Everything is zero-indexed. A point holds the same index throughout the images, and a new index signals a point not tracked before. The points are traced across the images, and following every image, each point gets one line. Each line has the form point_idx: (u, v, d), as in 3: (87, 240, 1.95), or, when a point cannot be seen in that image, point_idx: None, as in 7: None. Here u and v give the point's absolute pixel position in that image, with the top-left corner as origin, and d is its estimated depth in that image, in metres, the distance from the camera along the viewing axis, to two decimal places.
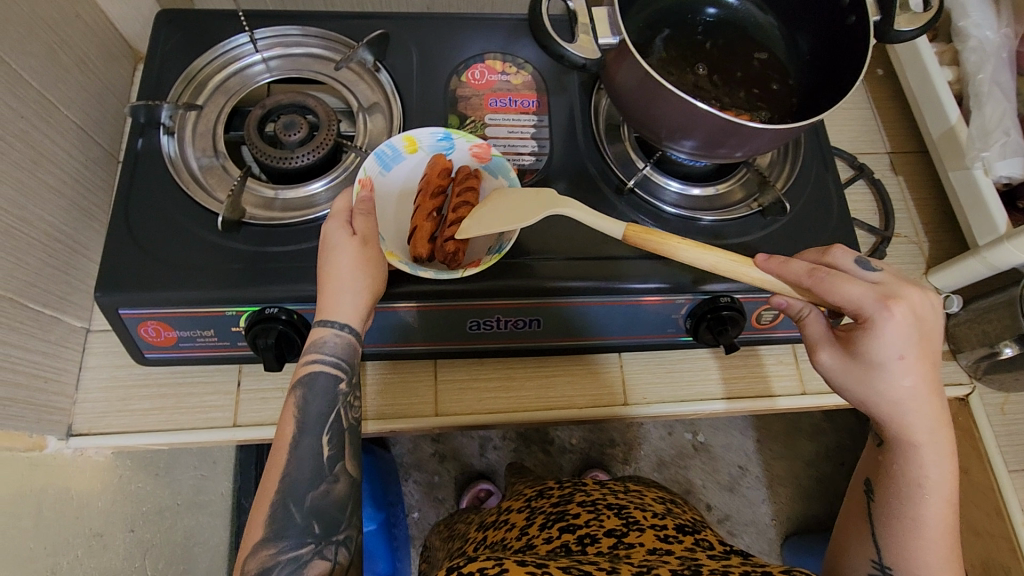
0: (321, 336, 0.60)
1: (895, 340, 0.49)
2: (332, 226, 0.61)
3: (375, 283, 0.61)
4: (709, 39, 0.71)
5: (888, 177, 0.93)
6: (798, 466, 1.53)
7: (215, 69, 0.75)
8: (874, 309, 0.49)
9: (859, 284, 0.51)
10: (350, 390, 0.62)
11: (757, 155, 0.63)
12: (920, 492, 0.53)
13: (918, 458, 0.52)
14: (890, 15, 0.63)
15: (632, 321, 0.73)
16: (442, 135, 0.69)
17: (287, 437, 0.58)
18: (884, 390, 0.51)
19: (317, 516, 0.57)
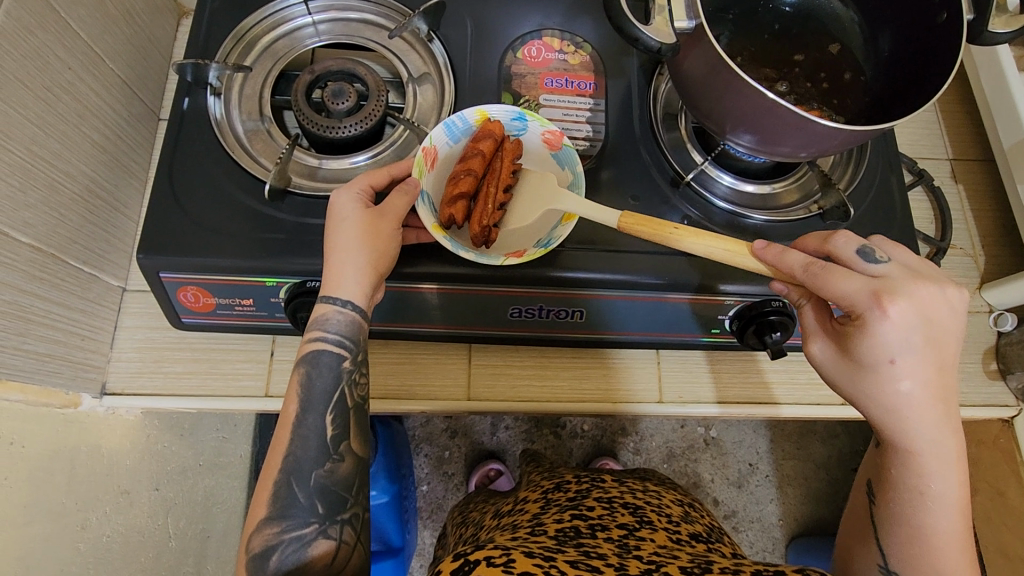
0: (325, 313, 0.59)
1: (889, 340, 0.47)
2: (342, 196, 0.60)
3: (384, 262, 0.59)
4: (785, 29, 0.68)
5: (947, 185, 0.89)
6: (810, 469, 1.51)
7: (264, 29, 0.73)
8: (867, 308, 0.47)
9: (858, 278, 0.48)
10: (356, 368, 0.60)
11: (823, 156, 0.60)
12: (923, 498, 0.50)
13: (919, 464, 0.50)
14: (987, 15, 0.59)
15: (676, 318, 0.71)
16: (516, 115, 0.67)
17: (290, 416, 0.57)
18: (877, 391, 0.50)
19: (321, 496, 0.56)
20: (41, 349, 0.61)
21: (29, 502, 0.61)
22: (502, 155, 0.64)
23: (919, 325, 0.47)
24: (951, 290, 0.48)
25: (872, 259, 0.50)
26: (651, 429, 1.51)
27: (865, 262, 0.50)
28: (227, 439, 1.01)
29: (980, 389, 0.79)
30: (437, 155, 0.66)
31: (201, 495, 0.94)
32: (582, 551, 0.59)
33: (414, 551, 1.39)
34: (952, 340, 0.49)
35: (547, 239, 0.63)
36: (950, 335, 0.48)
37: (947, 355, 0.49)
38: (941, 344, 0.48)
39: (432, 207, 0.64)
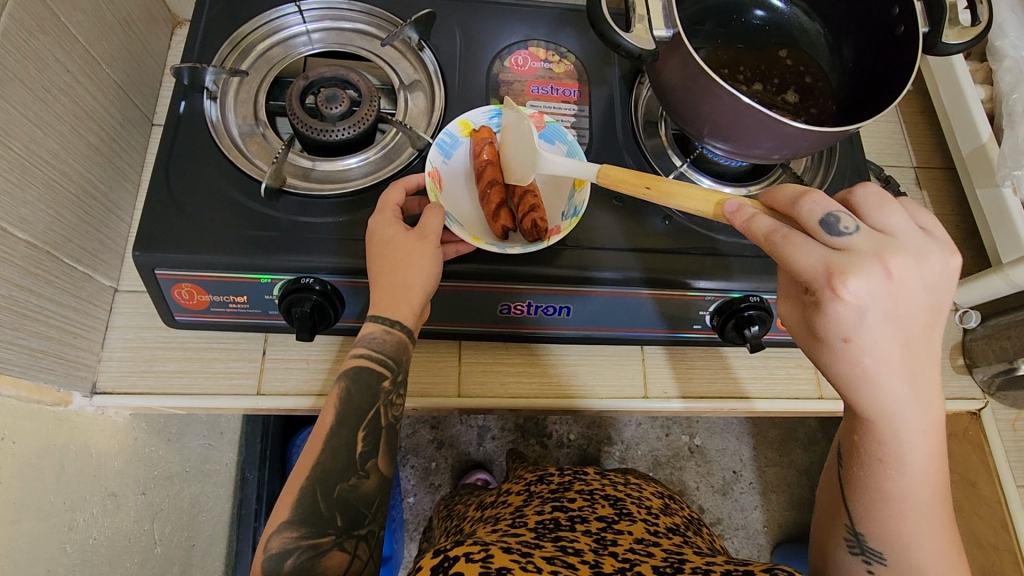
0: (369, 330, 0.62)
1: (844, 319, 0.45)
2: (380, 220, 0.62)
3: (428, 281, 0.61)
4: (755, 40, 0.73)
5: (912, 191, 0.94)
6: (792, 475, 1.54)
7: (258, 37, 0.75)
8: (824, 290, 0.45)
9: (816, 254, 0.46)
10: (394, 389, 0.62)
11: (796, 158, 0.63)
12: (886, 467, 0.51)
13: (879, 436, 0.50)
14: (939, 28, 0.64)
15: (660, 314, 0.74)
16: (493, 112, 0.71)
17: (326, 428, 0.59)
18: (835, 368, 0.48)
19: (342, 510, 0.57)
20: (35, 345, 0.62)
21: (18, 500, 0.60)
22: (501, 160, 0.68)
23: (886, 300, 0.45)
24: (927, 258, 0.46)
25: (838, 228, 0.46)
26: (636, 437, 1.53)
27: (830, 232, 0.47)
28: (214, 447, 1.00)
29: (948, 383, 0.85)
30: (442, 174, 0.68)
31: (186, 502, 0.93)
32: (558, 546, 0.61)
33: (401, 563, 1.37)
34: (927, 307, 0.46)
35: (572, 208, 0.68)
36: (926, 302, 0.46)
37: (915, 326, 0.46)
38: (909, 317, 0.46)
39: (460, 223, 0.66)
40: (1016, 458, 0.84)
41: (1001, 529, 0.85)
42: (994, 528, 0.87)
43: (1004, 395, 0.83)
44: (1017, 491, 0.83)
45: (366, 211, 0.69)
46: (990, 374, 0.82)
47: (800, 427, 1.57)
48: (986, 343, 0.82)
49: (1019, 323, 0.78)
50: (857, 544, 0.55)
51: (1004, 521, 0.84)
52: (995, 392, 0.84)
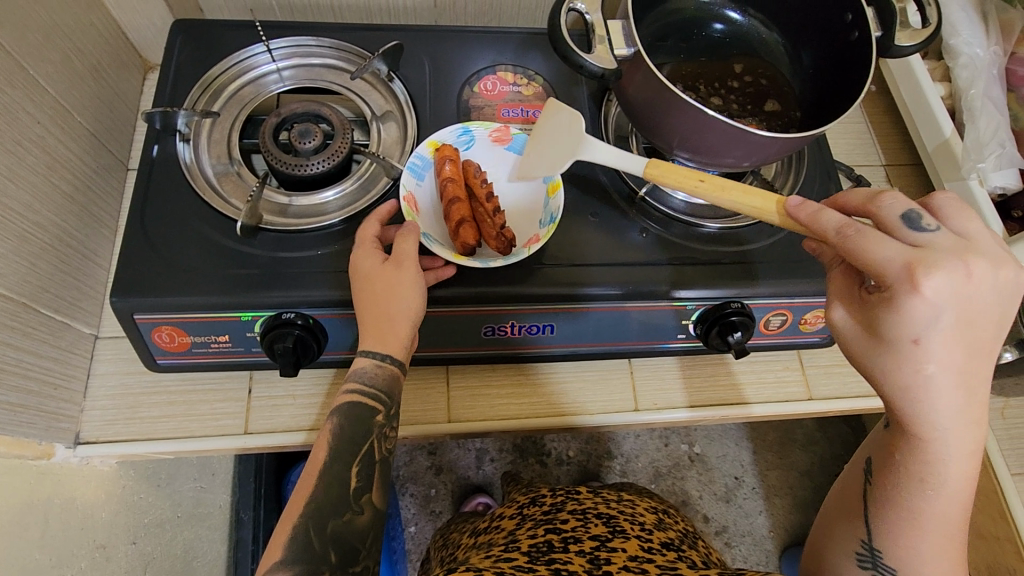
0: (360, 364, 0.62)
1: (916, 321, 0.46)
2: (360, 253, 0.63)
3: (413, 310, 0.61)
4: (716, 52, 0.75)
5: (883, 189, 0.96)
6: (793, 477, 1.54)
7: (227, 77, 0.76)
8: (902, 286, 0.45)
9: (895, 248, 0.46)
10: (387, 421, 0.62)
11: (766, 164, 0.64)
12: (925, 486, 0.53)
13: (925, 455, 0.51)
14: (891, 31, 0.66)
15: (644, 326, 0.74)
16: (460, 130, 0.72)
17: (319, 463, 0.58)
18: (898, 373, 0.48)
19: (336, 545, 0.57)
20: (13, 399, 0.61)
21: None
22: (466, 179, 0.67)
23: (958, 305, 0.45)
24: (1007, 270, 0.47)
25: (919, 225, 0.48)
26: (635, 449, 1.53)
27: (911, 228, 0.48)
28: (207, 490, 0.97)
29: None
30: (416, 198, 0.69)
31: (180, 548, 0.91)
32: (553, 568, 0.60)
33: None
34: (996, 321, 0.47)
35: (548, 215, 0.70)
36: (993, 315, 0.47)
37: (980, 337, 0.47)
38: (979, 327, 0.47)
39: (440, 242, 0.67)
40: (1008, 446, 0.84)
41: (1001, 519, 0.85)
42: (994, 519, 0.87)
43: None
44: (1012, 480, 0.83)
45: (344, 243, 0.69)
46: None
47: (798, 428, 1.57)
48: None
49: None
50: (868, 557, 0.57)
51: (1002, 511, 0.85)
52: None
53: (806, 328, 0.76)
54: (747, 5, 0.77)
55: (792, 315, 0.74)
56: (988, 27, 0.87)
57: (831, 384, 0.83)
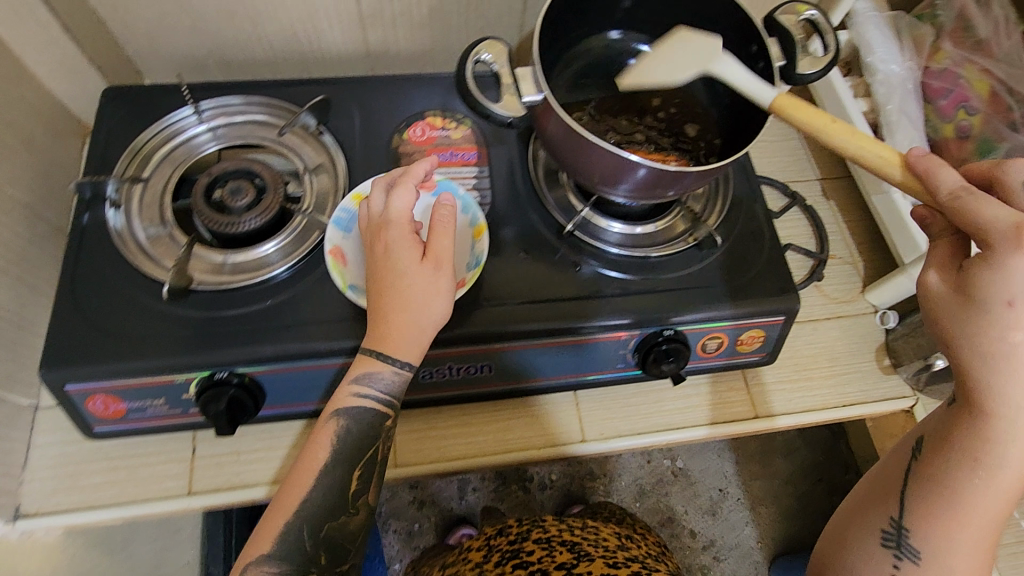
0: (378, 370, 0.62)
1: (1014, 279, 0.46)
2: (395, 234, 0.63)
3: (431, 311, 0.61)
4: (634, 87, 0.77)
5: (820, 203, 0.99)
6: (777, 485, 1.53)
7: (157, 142, 0.77)
8: (1000, 240, 0.46)
9: (1004, 211, 0.47)
10: (392, 424, 0.65)
11: (691, 190, 0.66)
12: (976, 470, 0.51)
13: (991, 435, 0.50)
14: (792, 60, 0.68)
15: (580, 358, 0.75)
16: None
17: (316, 466, 0.61)
18: (978, 335, 0.49)
19: (327, 547, 0.61)
20: None
21: None
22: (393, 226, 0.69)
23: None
24: None
25: None
26: (618, 469, 1.52)
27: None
28: (168, 547, 0.97)
29: (878, 385, 0.86)
30: (343, 250, 0.67)
31: None
32: None
33: None
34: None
35: (474, 258, 0.73)
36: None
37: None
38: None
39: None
40: None
41: None
42: None
43: (932, 390, 0.85)
44: None
45: (277, 298, 0.70)
46: (913, 372, 0.85)
47: (778, 436, 1.57)
48: (906, 340, 0.85)
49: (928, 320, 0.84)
50: (893, 537, 0.56)
51: None
52: (924, 388, 0.85)
53: (743, 347, 0.77)
54: (654, 36, 0.78)
55: (727, 337, 0.76)
56: (902, 42, 0.90)
57: (776, 401, 0.84)
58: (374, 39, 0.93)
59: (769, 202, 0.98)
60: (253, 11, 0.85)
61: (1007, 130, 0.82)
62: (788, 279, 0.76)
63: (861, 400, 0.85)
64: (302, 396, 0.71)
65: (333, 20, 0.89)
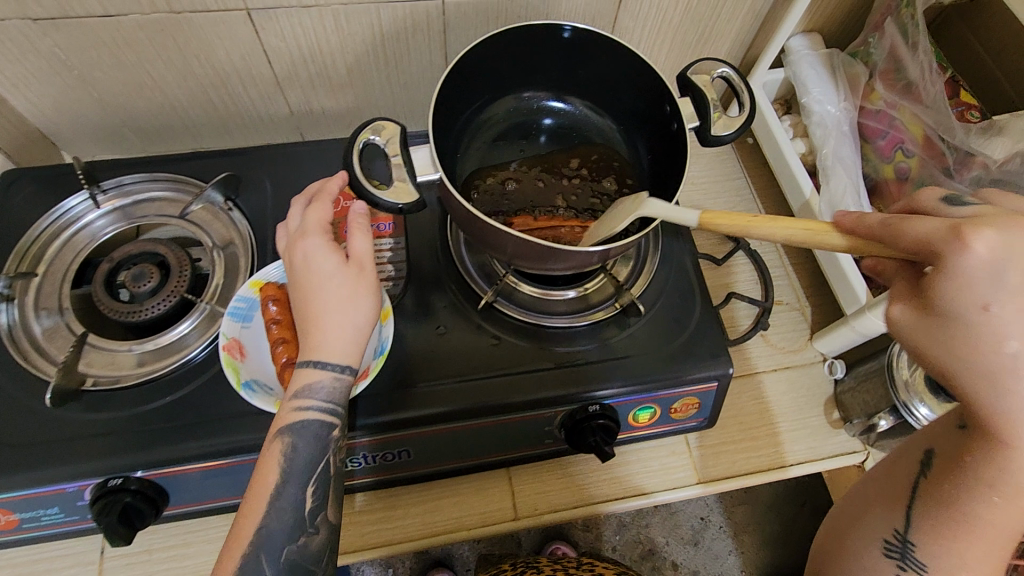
0: (316, 379, 0.57)
1: (983, 282, 0.39)
2: (311, 242, 0.59)
3: (354, 317, 0.58)
4: (551, 147, 0.75)
5: (765, 246, 0.96)
6: (760, 512, 1.44)
7: (54, 232, 0.74)
8: (950, 245, 0.40)
9: (934, 221, 0.42)
10: (342, 437, 0.59)
11: (613, 251, 0.61)
12: (992, 494, 0.46)
13: (1004, 460, 0.44)
14: (707, 121, 0.65)
15: (504, 437, 0.72)
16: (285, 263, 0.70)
17: (269, 487, 0.54)
18: (967, 351, 0.41)
19: (292, 571, 0.54)
20: None
21: None
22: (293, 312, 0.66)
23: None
24: None
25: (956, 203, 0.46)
26: None
27: (948, 205, 0.45)
28: None
29: (825, 442, 0.82)
30: (241, 342, 0.65)
31: None
32: None
33: None
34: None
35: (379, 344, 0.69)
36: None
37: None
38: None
39: (270, 389, 0.62)
40: None
41: None
42: None
43: (883, 444, 0.81)
44: None
45: (178, 392, 0.66)
46: (860, 429, 0.81)
47: None
48: (853, 394, 0.82)
49: (872, 374, 0.81)
50: (898, 549, 0.53)
51: None
52: (875, 443, 0.82)
53: (676, 415, 0.75)
54: (567, 93, 0.75)
55: (659, 406, 0.73)
56: (837, 82, 0.87)
57: (719, 465, 0.80)
58: (296, 101, 0.89)
59: (713, 248, 0.94)
60: (162, 82, 0.81)
61: (943, 175, 0.77)
62: (720, 343, 0.72)
63: (810, 458, 0.81)
64: (210, 492, 0.67)
65: (249, 86, 0.85)
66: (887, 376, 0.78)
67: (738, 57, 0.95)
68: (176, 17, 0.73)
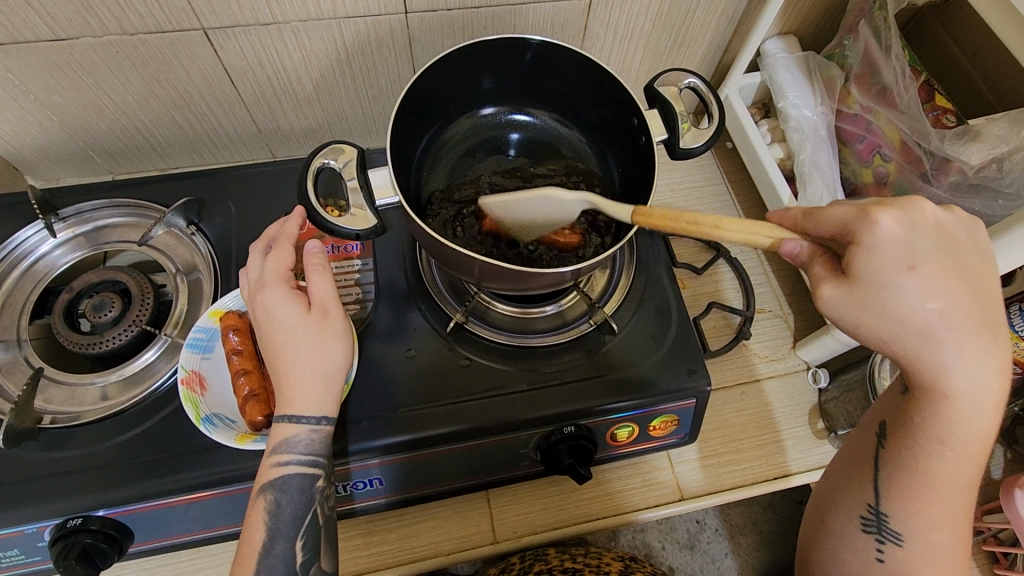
0: (294, 433, 0.57)
1: (894, 251, 0.43)
2: (274, 296, 0.58)
3: (330, 359, 0.58)
4: (519, 160, 0.74)
5: (747, 252, 0.94)
6: (756, 511, 1.33)
7: (4, 270, 0.71)
8: (860, 224, 0.44)
9: (845, 205, 0.45)
10: (327, 485, 0.59)
11: (585, 270, 0.59)
12: (943, 449, 0.50)
13: (947, 415, 0.48)
14: (675, 133, 0.63)
15: (482, 462, 0.70)
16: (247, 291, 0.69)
17: (256, 547, 0.55)
18: (902, 323, 0.44)
19: None
20: None
21: None
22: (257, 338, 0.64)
23: (930, 232, 0.45)
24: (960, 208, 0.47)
25: None
26: None
27: None
28: None
29: (811, 453, 0.81)
30: (202, 374, 0.64)
31: None
32: None
33: None
34: (980, 260, 0.46)
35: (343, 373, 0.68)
36: (977, 253, 0.46)
37: (980, 276, 0.46)
38: (965, 258, 0.45)
39: (231, 423, 0.62)
40: None
41: None
42: None
43: None
44: None
45: (141, 426, 0.65)
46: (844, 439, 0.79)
47: None
48: (837, 404, 0.81)
49: (855, 383, 0.79)
50: (874, 522, 0.56)
51: None
52: None
53: (656, 433, 0.74)
54: (530, 104, 0.74)
55: (637, 425, 0.71)
56: (813, 86, 0.85)
57: (703, 480, 0.79)
58: (263, 119, 0.87)
59: (694, 256, 0.93)
60: (123, 104, 0.79)
61: (921, 181, 0.75)
62: (698, 357, 0.71)
63: (795, 469, 0.80)
64: (176, 529, 0.65)
65: (213, 104, 0.83)
66: (868, 386, 0.77)
67: (713, 61, 0.94)
68: (131, 38, 0.71)
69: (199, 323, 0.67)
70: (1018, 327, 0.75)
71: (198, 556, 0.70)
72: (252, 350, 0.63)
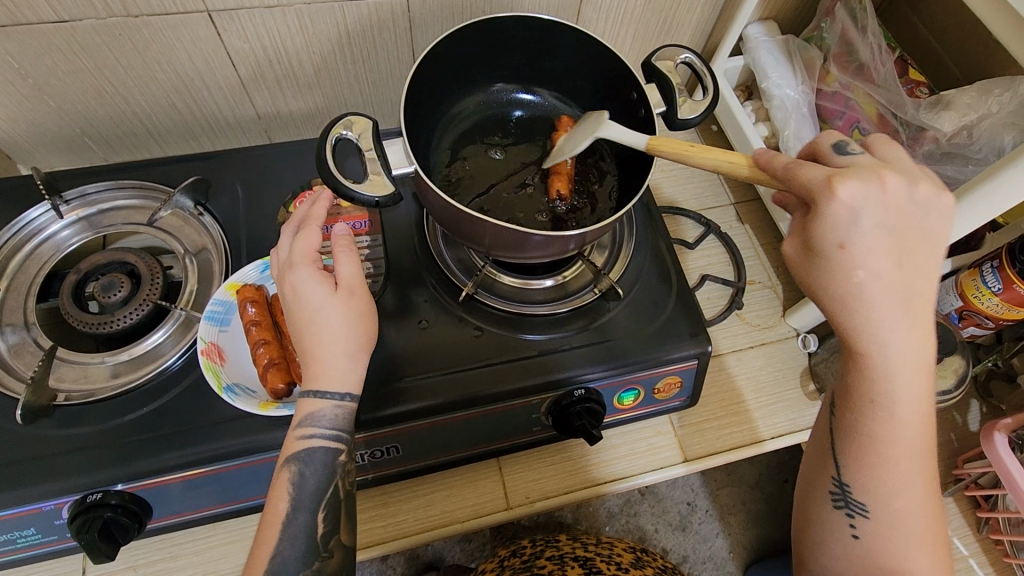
0: (320, 409, 0.58)
1: (841, 225, 0.47)
2: (301, 274, 0.59)
3: (350, 334, 0.59)
4: (523, 135, 0.76)
5: (735, 228, 0.98)
6: (744, 491, 1.37)
7: (8, 253, 0.71)
8: (821, 197, 0.47)
9: (819, 170, 0.49)
10: (349, 460, 0.61)
11: (590, 236, 0.61)
12: (879, 411, 0.53)
13: (872, 374, 0.52)
14: (673, 105, 0.67)
15: (494, 429, 0.72)
16: (262, 266, 0.70)
17: (279, 517, 0.56)
18: (833, 287, 0.49)
19: None
20: None
21: None
22: (271, 311, 0.66)
23: (883, 209, 0.47)
24: (925, 185, 0.49)
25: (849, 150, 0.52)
26: None
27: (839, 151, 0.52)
28: None
29: (803, 413, 0.85)
30: (219, 347, 0.65)
31: None
32: None
33: None
34: (923, 239, 0.49)
35: None
36: (927, 236, 0.49)
37: (914, 254, 0.49)
38: (906, 238, 0.48)
39: (252, 392, 0.64)
40: None
41: None
42: None
43: None
44: None
45: (158, 402, 0.65)
46: None
47: None
48: (825, 364, 0.85)
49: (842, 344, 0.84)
50: (840, 496, 0.58)
51: None
52: None
53: (660, 395, 0.77)
54: (534, 84, 0.77)
55: (643, 387, 0.74)
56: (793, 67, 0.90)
57: (704, 443, 0.82)
58: (264, 104, 0.88)
59: (686, 232, 0.96)
60: (124, 90, 0.80)
61: None
62: (698, 320, 0.74)
63: (790, 430, 0.84)
64: (194, 504, 0.65)
65: (215, 90, 0.83)
66: None
67: (699, 47, 0.98)
68: (136, 21, 0.71)
69: (215, 296, 0.68)
70: (990, 283, 0.80)
71: (213, 533, 0.70)
72: (268, 322, 0.65)
